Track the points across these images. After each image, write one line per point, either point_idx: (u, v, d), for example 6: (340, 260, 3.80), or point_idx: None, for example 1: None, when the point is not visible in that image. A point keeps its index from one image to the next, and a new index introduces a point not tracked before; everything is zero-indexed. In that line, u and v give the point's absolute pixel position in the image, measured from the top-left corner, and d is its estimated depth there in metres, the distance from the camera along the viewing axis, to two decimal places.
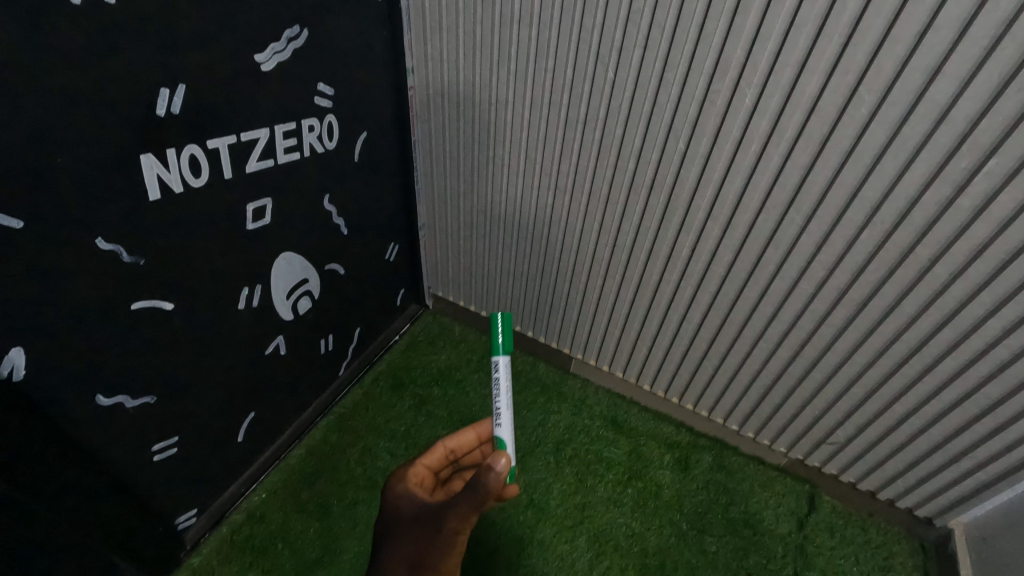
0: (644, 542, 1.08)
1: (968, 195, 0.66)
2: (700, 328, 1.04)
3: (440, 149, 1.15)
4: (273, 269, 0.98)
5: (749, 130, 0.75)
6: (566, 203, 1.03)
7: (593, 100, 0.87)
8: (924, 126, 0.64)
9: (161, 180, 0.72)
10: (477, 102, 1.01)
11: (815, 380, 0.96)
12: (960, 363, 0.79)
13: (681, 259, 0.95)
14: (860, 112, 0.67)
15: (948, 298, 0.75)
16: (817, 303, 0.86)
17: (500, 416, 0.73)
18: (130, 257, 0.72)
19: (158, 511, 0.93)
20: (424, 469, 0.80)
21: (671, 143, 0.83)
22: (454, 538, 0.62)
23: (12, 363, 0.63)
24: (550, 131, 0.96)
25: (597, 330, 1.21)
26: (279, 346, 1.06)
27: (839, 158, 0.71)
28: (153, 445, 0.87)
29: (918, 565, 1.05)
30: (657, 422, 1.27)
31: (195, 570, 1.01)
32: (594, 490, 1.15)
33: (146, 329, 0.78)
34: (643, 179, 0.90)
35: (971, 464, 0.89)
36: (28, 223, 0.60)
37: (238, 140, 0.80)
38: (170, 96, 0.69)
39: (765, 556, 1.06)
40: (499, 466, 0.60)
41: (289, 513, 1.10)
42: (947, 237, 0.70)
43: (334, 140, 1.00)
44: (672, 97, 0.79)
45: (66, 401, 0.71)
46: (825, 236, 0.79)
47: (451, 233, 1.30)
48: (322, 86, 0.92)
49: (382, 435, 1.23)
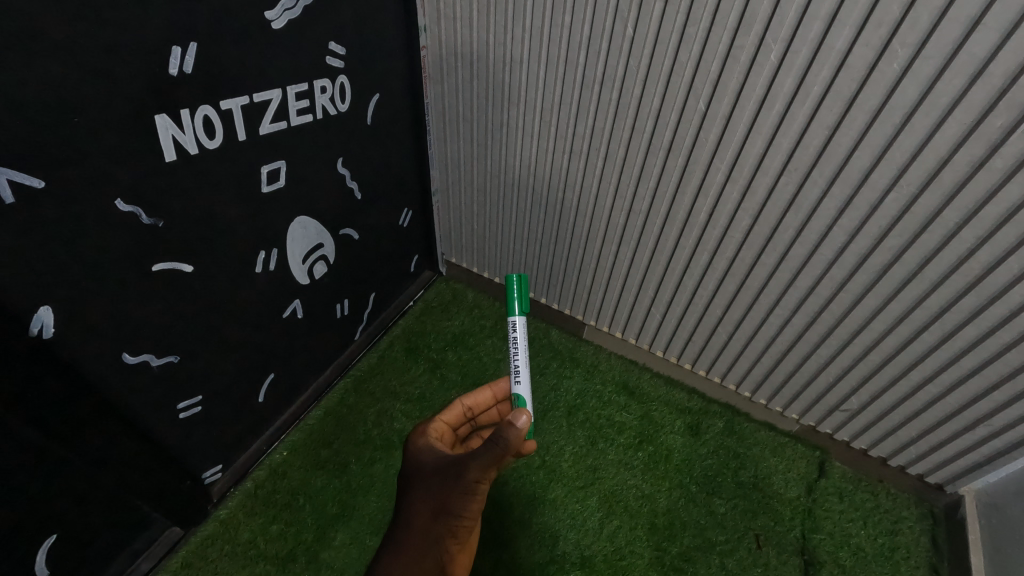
0: (653, 504, 1.10)
1: (1002, 156, 0.63)
2: (715, 295, 1.03)
3: (454, 112, 1.13)
4: (288, 233, 0.98)
5: (774, 88, 0.73)
6: (580, 167, 1.02)
7: (611, 58, 0.85)
8: (959, 83, 0.61)
9: (176, 141, 0.72)
10: (491, 62, 0.99)
11: (830, 346, 0.95)
12: (981, 331, 0.78)
13: (698, 224, 0.94)
14: (893, 67, 0.64)
15: (973, 264, 0.73)
16: (836, 269, 0.85)
17: (519, 373, 0.78)
18: (148, 219, 0.73)
19: (185, 466, 0.97)
20: (443, 425, 0.84)
21: (691, 104, 0.81)
22: (474, 486, 0.64)
23: (41, 320, 0.65)
24: (565, 92, 0.93)
25: (610, 296, 1.20)
26: (296, 309, 1.08)
27: (867, 117, 0.69)
28: (178, 403, 0.89)
29: (926, 530, 1.06)
30: (669, 388, 1.28)
31: (221, 521, 1.06)
32: (605, 453, 1.17)
33: (167, 290, 0.79)
34: (660, 141, 0.88)
35: (985, 432, 0.88)
36: (49, 183, 0.61)
37: (251, 101, 0.79)
38: (182, 55, 0.68)
39: (774, 519, 1.08)
40: (520, 423, 0.64)
41: (309, 471, 1.13)
42: (977, 200, 0.68)
43: (346, 102, 0.99)
44: (693, 54, 0.77)
45: (95, 359, 0.73)
46: (848, 199, 0.77)
47: (465, 199, 1.29)
48: (333, 45, 0.90)
49: (397, 398, 1.26)
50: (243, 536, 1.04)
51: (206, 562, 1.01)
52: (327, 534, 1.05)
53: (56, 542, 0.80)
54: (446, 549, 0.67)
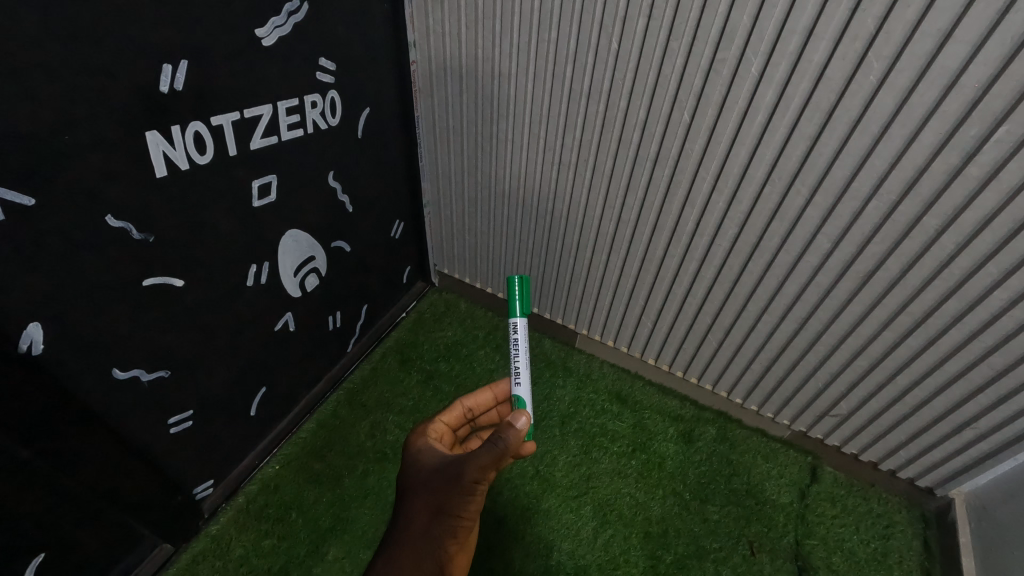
0: (647, 512, 1.10)
1: (977, 163, 0.65)
2: (704, 303, 1.04)
3: (444, 124, 1.15)
4: (279, 246, 0.99)
5: (755, 100, 0.74)
6: (570, 178, 1.03)
7: (597, 71, 0.86)
8: (933, 94, 0.63)
9: (167, 157, 0.72)
10: (480, 75, 1.00)
11: (819, 352, 0.97)
12: (964, 335, 0.80)
13: (686, 233, 0.96)
14: (869, 79, 0.66)
15: (953, 271, 0.75)
16: (822, 277, 0.86)
17: (519, 375, 0.79)
18: (139, 234, 0.73)
19: (177, 481, 0.97)
20: (443, 426, 0.85)
21: (676, 115, 0.82)
22: (473, 486, 0.65)
23: (31, 337, 0.65)
24: (553, 105, 0.95)
25: (602, 304, 1.21)
26: (288, 322, 1.08)
27: (846, 128, 0.70)
28: (169, 418, 0.89)
29: (918, 534, 1.07)
30: (662, 395, 1.29)
31: (213, 537, 1.05)
32: (598, 461, 1.17)
33: (157, 305, 0.80)
34: (647, 151, 0.89)
35: (972, 435, 0.89)
36: (39, 200, 0.61)
37: (242, 116, 0.80)
38: (173, 73, 0.69)
39: (767, 525, 1.09)
40: (519, 425, 0.65)
41: (302, 484, 1.13)
42: (955, 207, 0.70)
43: (337, 116, 1.00)
44: (677, 68, 0.78)
45: (85, 375, 0.73)
46: (830, 208, 0.79)
47: (456, 210, 1.30)
48: (323, 61, 0.92)
49: (391, 410, 1.26)
50: (235, 551, 1.03)
51: None
52: (320, 547, 1.05)
53: (44, 562, 0.79)
54: (446, 550, 0.67)
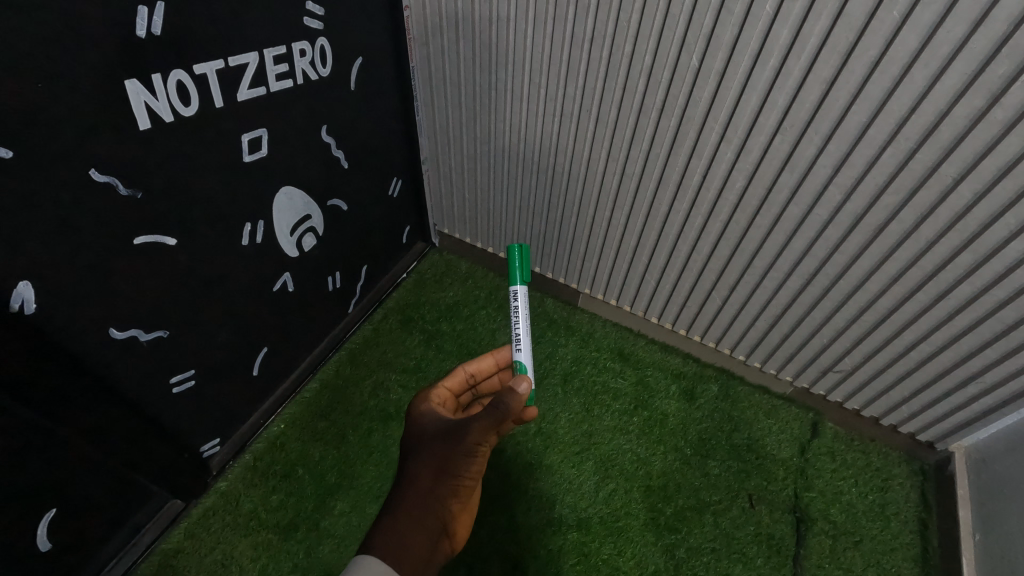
0: (649, 467, 1.12)
1: (1003, 106, 0.61)
2: (709, 260, 1.03)
3: (441, 76, 1.10)
4: (274, 204, 0.96)
5: (769, 41, 0.70)
6: (572, 130, 0.99)
7: (601, 13, 0.81)
8: (961, 30, 0.59)
9: (149, 109, 0.69)
10: (477, 20, 0.95)
11: (825, 309, 0.96)
12: (975, 290, 0.78)
13: (692, 187, 0.93)
14: (892, 15, 0.61)
15: (970, 221, 0.72)
16: (831, 231, 0.84)
17: (519, 341, 0.79)
18: (126, 189, 0.71)
19: (183, 440, 0.98)
20: (446, 391, 0.85)
21: (684, 60, 0.78)
22: (476, 448, 0.68)
23: (22, 296, 0.64)
24: (554, 51, 0.90)
25: (605, 262, 1.19)
26: (287, 282, 1.07)
27: (865, 69, 0.66)
28: (172, 378, 0.89)
29: (916, 486, 1.08)
30: (664, 353, 1.28)
31: (222, 493, 1.07)
32: (601, 419, 1.18)
33: (151, 264, 0.78)
34: (653, 101, 0.86)
35: (977, 390, 0.89)
36: (17, 152, 0.59)
37: (226, 65, 0.76)
38: (150, 15, 0.65)
39: (766, 479, 1.10)
40: (520, 390, 0.66)
41: (307, 443, 1.14)
42: (976, 154, 0.66)
43: (328, 66, 0.95)
44: (685, 8, 0.73)
45: (82, 335, 0.73)
46: (844, 157, 0.75)
47: (455, 166, 1.26)
48: (311, 5, 0.87)
49: (393, 369, 1.27)
50: (244, 507, 1.06)
51: (209, 532, 1.03)
52: (326, 503, 1.07)
53: (57, 516, 0.81)
54: (450, 508, 0.69)
